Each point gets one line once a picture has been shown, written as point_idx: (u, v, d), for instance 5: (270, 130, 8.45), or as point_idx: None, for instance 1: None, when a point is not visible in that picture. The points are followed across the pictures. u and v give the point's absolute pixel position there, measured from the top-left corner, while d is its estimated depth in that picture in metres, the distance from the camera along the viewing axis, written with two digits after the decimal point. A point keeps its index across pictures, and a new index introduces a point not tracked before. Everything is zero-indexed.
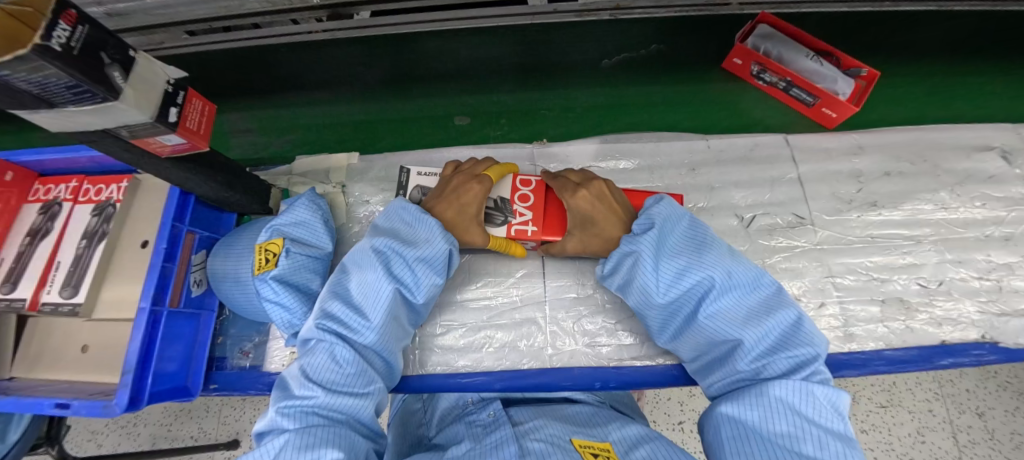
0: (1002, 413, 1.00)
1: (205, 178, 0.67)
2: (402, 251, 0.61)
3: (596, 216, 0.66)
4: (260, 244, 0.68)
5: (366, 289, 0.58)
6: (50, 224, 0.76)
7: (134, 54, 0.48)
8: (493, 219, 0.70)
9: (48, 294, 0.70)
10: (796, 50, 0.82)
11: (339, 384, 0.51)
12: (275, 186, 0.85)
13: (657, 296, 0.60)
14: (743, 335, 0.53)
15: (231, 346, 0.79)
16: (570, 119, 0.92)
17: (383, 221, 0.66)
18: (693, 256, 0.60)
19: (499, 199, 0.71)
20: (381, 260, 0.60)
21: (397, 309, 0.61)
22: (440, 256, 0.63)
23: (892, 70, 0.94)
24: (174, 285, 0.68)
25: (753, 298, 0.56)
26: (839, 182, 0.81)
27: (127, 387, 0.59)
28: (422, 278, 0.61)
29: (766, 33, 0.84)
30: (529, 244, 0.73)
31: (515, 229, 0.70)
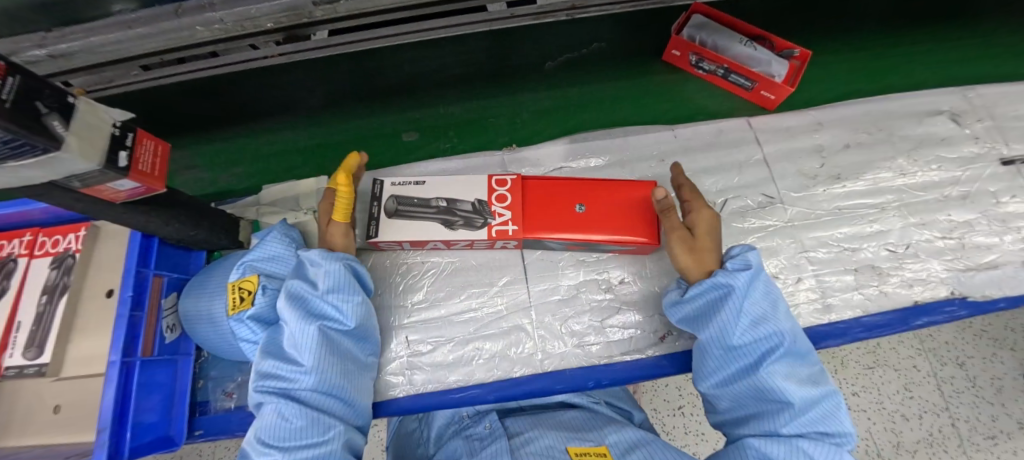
0: (980, 361, 1.04)
1: (167, 219, 0.65)
2: (308, 287, 0.59)
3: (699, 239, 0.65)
4: (232, 283, 0.66)
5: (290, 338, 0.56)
6: (6, 283, 0.72)
7: (74, 101, 0.46)
8: (473, 223, 0.68)
9: (10, 357, 0.67)
10: (730, 36, 0.86)
11: (293, 438, 0.49)
12: (243, 219, 0.82)
13: (733, 335, 0.56)
14: (796, 398, 0.51)
15: (213, 389, 0.76)
16: (519, 124, 0.93)
17: (293, 266, 0.63)
18: (769, 305, 0.58)
19: (477, 202, 0.68)
20: (295, 304, 0.58)
21: (334, 341, 0.58)
22: (343, 277, 0.61)
23: (841, 45, 0.98)
24: (146, 333, 0.66)
25: (805, 370, 0.55)
26: (803, 158, 0.83)
27: (105, 446, 0.56)
28: (341, 305, 0.59)
29: (698, 24, 0.88)
30: (511, 243, 0.71)
31: (496, 230, 0.68)
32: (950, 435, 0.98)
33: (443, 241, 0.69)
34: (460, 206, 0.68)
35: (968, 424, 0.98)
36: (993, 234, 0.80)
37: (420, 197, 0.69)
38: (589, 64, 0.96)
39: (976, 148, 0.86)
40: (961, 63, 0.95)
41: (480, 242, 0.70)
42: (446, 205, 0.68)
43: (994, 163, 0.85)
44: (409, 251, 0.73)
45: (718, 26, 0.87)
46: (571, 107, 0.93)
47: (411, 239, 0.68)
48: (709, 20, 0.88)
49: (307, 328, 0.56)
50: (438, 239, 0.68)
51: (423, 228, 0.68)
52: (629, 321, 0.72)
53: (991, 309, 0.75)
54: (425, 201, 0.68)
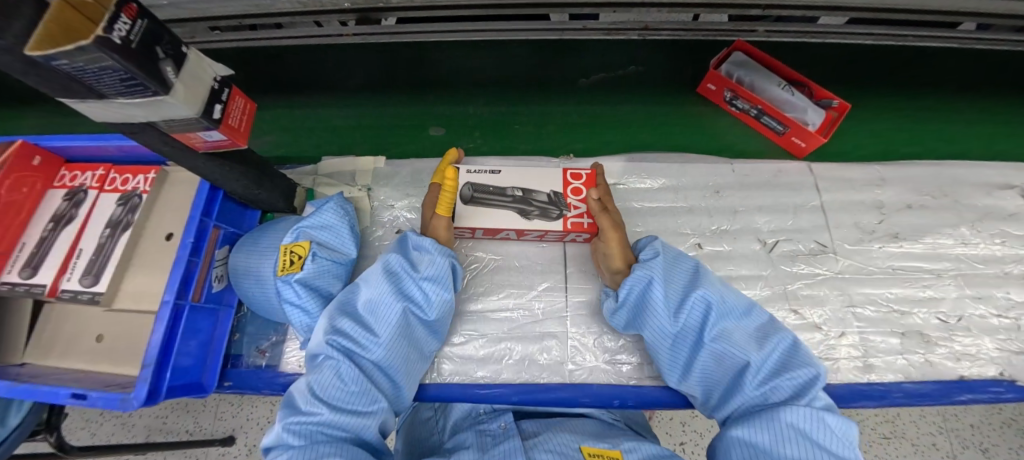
0: (1006, 451, 0.99)
1: (236, 174, 0.67)
2: (410, 270, 0.63)
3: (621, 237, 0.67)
4: (285, 245, 0.68)
5: (374, 306, 0.59)
6: (75, 211, 0.76)
7: (186, 50, 0.48)
8: (549, 214, 0.70)
9: (68, 281, 0.70)
10: (768, 78, 0.83)
11: (342, 402, 0.51)
12: (300, 185, 0.84)
13: (664, 323, 0.62)
14: (749, 357, 0.56)
15: (247, 344, 0.78)
16: (543, 134, 0.89)
17: (394, 242, 0.67)
18: (693, 280, 0.64)
19: (552, 194, 0.71)
20: (391, 280, 0.61)
21: (409, 327, 0.61)
22: (445, 271, 0.64)
23: (918, 103, 0.94)
24: (197, 280, 0.68)
25: (750, 323, 0.60)
26: (861, 212, 0.81)
27: (146, 381, 0.58)
28: (431, 294, 0.62)
29: (738, 61, 0.86)
30: (582, 237, 0.73)
31: (570, 222, 0.71)
32: None
33: (518, 230, 0.71)
34: (537, 197, 0.71)
35: None
36: None
37: (496, 186, 0.71)
38: (652, 85, 0.93)
39: None
40: None
41: (553, 234, 0.72)
42: (523, 195, 0.71)
43: None
44: (480, 237, 0.75)
45: (758, 65, 0.85)
46: (622, 128, 0.89)
47: (488, 226, 0.70)
48: (750, 59, 0.85)
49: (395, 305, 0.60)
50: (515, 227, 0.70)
51: (499, 216, 0.70)
52: None
53: None
54: (501, 190, 0.71)
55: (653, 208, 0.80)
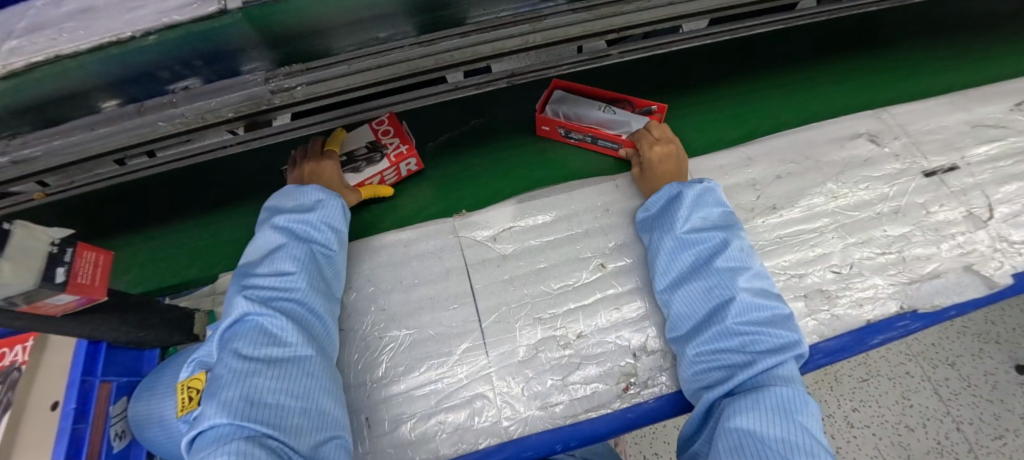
0: (969, 358, 1.05)
1: (114, 324, 0.64)
2: (304, 218, 0.70)
3: (657, 169, 0.80)
4: (181, 382, 0.65)
5: (283, 257, 0.65)
6: None
7: (9, 226, 0.47)
8: (373, 160, 0.84)
9: None
10: (589, 103, 0.88)
11: (275, 345, 0.56)
12: (199, 311, 0.81)
13: (680, 229, 0.70)
14: (742, 296, 0.61)
15: None
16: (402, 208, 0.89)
17: (283, 199, 0.73)
18: (718, 221, 0.71)
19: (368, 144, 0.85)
20: (288, 233, 0.69)
21: (318, 270, 0.68)
22: (336, 208, 0.74)
23: (764, 85, 1.05)
24: (90, 446, 0.63)
25: (762, 284, 0.65)
26: (739, 193, 0.87)
27: None
28: (328, 238, 0.71)
29: (558, 98, 0.91)
30: (412, 162, 0.87)
31: (394, 156, 0.85)
32: (957, 441, 0.96)
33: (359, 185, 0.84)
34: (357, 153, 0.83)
35: (973, 426, 0.97)
36: (929, 244, 0.84)
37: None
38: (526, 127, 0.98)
39: (898, 164, 0.92)
40: (871, 88, 1.03)
41: (389, 172, 0.86)
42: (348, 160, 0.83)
43: (917, 176, 0.91)
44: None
45: (577, 97, 0.90)
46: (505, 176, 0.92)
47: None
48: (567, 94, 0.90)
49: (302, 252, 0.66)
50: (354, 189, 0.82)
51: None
52: (590, 374, 0.71)
53: (940, 319, 0.78)
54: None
55: (553, 241, 0.82)
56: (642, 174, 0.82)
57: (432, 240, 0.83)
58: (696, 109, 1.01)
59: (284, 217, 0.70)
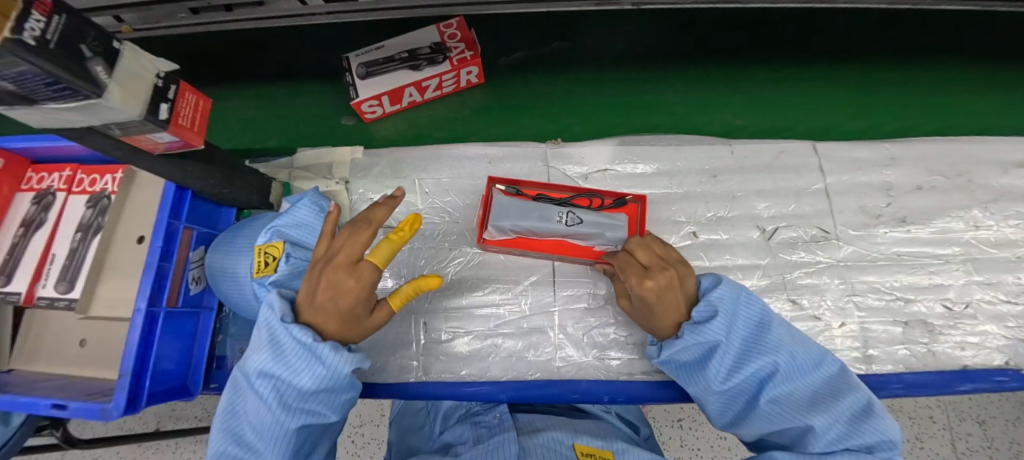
0: (1002, 423, 0.96)
1: (203, 174, 0.64)
2: (293, 383, 0.49)
3: (657, 310, 0.54)
4: (259, 246, 0.65)
5: (261, 427, 0.48)
6: (44, 216, 0.73)
7: (119, 46, 0.43)
8: (435, 61, 0.86)
9: (44, 288, 0.69)
10: (544, 213, 0.65)
11: None
12: (275, 181, 0.80)
13: (716, 383, 0.51)
14: (811, 421, 0.47)
15: (231, 345, 0.77)
16: (454, 123, 0.91)
17: (272, 318, 0.51)
18: (754, 340, 0.52)
19: (432, 45, 0.86)
20: (272, 391, 0.49)
21: (308, 437, 0.51)
22: (342, 380, 0.50)
23: (901, 76, 0.91)
24: (172, 283, 0.66)
25: (813, 378, 0.50)
26: (867, 195, 0.77)
27: (124, 390, 0.57)
28: (331, 401, 0.52)
29: (502, 203, 0.66)
30: (472, 71, 0.89)
31: (456, 60, 0.86)
32: None
33: (416, 84, 0.86)
34: (421, 51, 0.85)
35: None
36: None
37: (382, 57, 0.86)
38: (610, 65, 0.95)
39: None
40: None
41: (446, 77, 0.87)
42: (410, 55, 0.86)
43: None
44: (391, 110, 0.90)
45: (522, 204, 0.66)
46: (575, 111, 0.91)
47: (390, 89, 0.85)
48: (507, 198, 0.67)
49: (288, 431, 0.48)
50: (412, 81, 0.85)
51: (398, 76, 0.86)
52: None
53: None
54: (388, 58, 0.86)
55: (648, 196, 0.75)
56: (633, 308, 0.58)
57: (518, 163, 0.77)
58: (806, 88, 0.91)
59: (266, 370, 0.49)
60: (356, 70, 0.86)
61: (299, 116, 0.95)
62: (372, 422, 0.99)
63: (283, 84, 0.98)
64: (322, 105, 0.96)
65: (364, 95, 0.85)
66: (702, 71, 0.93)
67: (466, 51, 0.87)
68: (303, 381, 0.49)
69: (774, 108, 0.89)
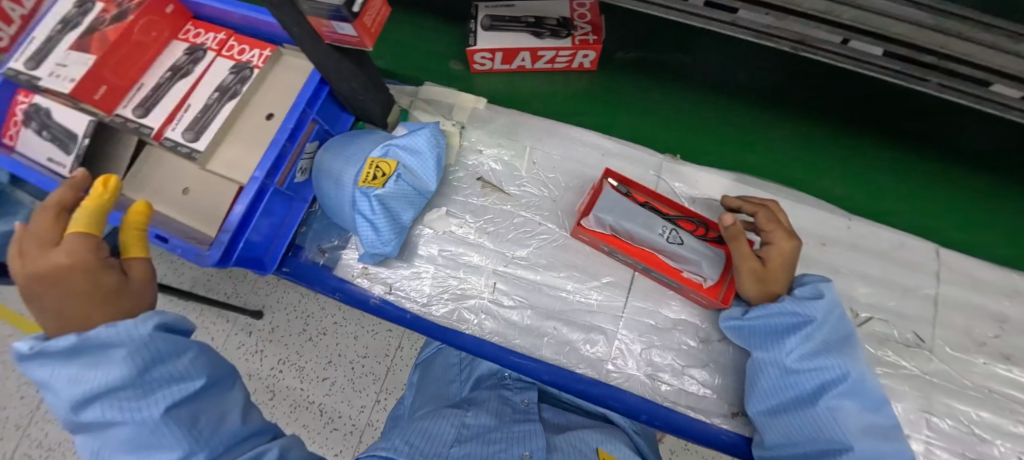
0: None
1: (348, 76, 0.66)
2: (104, 388, 0.35)
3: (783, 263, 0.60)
4: (372, 158, 0.67)
5: (135, 444, 0.36)
6: (191, 67, 0.79)
7: None
8: (558, 34, 0.86)
9: (172, 132, 0.74)
10: (647, 222, 0.64)
11: None
12: (396, 104, 0.81)
13: (789, 357, 0.55)
14: (855, 441, 0.48)
15: (310, 239, 0.79)
16: (555, 102, 0.90)
17: (38, 375, 0.36)
18: (838, 346, 0.56)
19: (560, 19, 0.87)
20: (102, 416, 0.36)
21: (197, 414, 0.39)
22: (148, 337, 0.38)
23: None
24: (286, 165, 0.70)
25: (874, 415, 0.52)
26: (979, 319, 0.71)
27: (222, 245, 0.62)
28: (179, 366, 0.39)
29: (611, 197, 0.66)
30: (590, 56, 0.88)
31: (578, 39, 0.86)
32: None
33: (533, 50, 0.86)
34: (548, 21, 0.86)
35: None
36: None
37: (510, 17, 0.88)
38: (731, 95, 0.90)
39: None
40: None
41: (563, 54, 0.87)
42: (534, 22, 0.86)
43: None
44: (499, 68, 0.91)
45: (630, 205, 0.65)
46: (679, 131, 0.87)
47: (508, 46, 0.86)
48: (616, 196, 0.66)
49: (153, 420, 0.36)
50: (529, 46, 0.85)
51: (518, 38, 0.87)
52: (712, 380, 0.67)
53: None
54: (515, 19, 0.87)
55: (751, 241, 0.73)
56: (775, 257, 0.60)
57: (631, 165, 0.77)
58: (937, 189, 0.82)
59: (76, 399, 0.36)
60: (482, 21, 0.88)
61: (422, 49, 0.98)
62: (377, 357, 1.02)
63: (425, 17, 1.00)
64: (454, 48, 0.97)
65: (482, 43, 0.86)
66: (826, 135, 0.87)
67: (593, 33, 0.87)
68: (115, 376, 0.35)
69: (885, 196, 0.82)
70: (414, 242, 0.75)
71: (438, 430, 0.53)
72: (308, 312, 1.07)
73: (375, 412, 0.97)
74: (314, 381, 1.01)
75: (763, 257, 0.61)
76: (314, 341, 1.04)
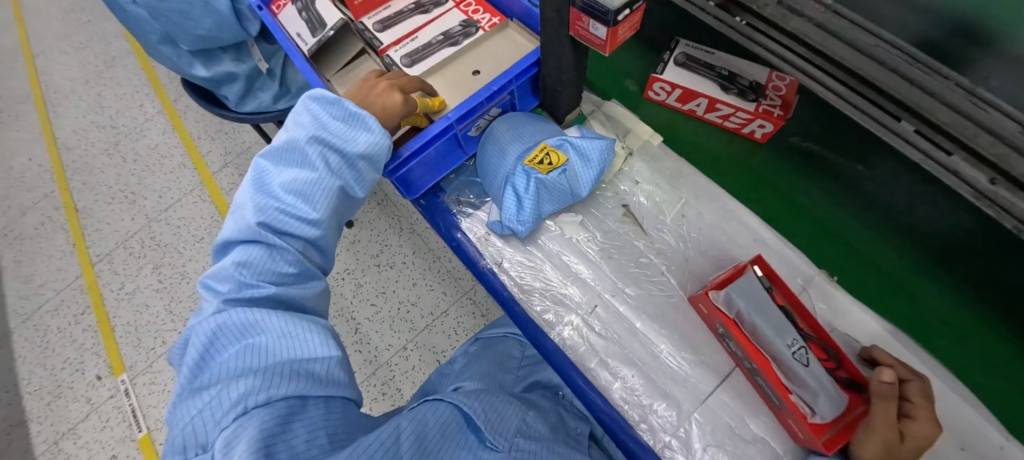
0: None
1: (563, 67, 0.71)
2: (341, 148, 0.51)
3: (918, 444, 0.53)
4: (546, 145, 0.72)
5: (307, 185, 0.48)
6: (431, 8, 0.90)
7: None
8: (745, 96, 0.77)
9: (395, 52, 0.85)
10: (782, 327, 0.59)
11: (283, 281, 0.46)
12: (579, 107, 0.85)
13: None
14: None
15: (452, 188, 0.85)
16: (724, 167, 0.82)
17: (320, 108, 0.53)
18: None
19: (752, 82, 0.78)
20: (313, 154, 0.50)
21: (338, 204, 0.53)
22: (384, 151, 0.55)
23: None
24: (473, 118, 0.76)
25: None
26: None
27: (397, 160, 0.69)
28: (363, 175, 0.54)
29: (751, 285, 0.62)
30: (767, 127, 0.78)
31: (762, 108, 0.77)
32: None
33: (709, 101, 0.79)
34: (741, 79, 0.77)
35: None
36: None
37: (705, 61, 0.81)
38: (920, 241, 0.72)
39: None
40: None
41: (740, 116, 0.79)
42: (727, 76, 0.79)
43: None
44: (671, 103, 0.86)
45: (771, 302, 0.60)
46: (835, 252, 0.74)
47: (688, 88, 0.80)
48: (758, 288, 0.61)
49: (333, 186, 0.50)
50: (710, 96, 0.78)
51: (703, 85, 0.80)
52: None
53: None
54: (710, 65, 0.80)
55: None
56: (915, 433, 0.53)
57: (778, 263, 0.73)
58: None
59: (315, 136, 0.51)
60: (676, 54, 0.82)
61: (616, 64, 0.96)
62: (422, 310, 1.08)
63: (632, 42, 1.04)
64: None
65: (662, 76, 0.81)
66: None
67: (785, 109, 0.77)
68: (349, 147, 0.52)
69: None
70: (541, 233, 0.78)
71: (507, 416, 0.53)
72: (386, 242, 1.17)
73: (397, 356, 1.04)
74: (363, 302, 1.11)
75: (902, 432, 0.54)
76: (379, 268, 1.14)
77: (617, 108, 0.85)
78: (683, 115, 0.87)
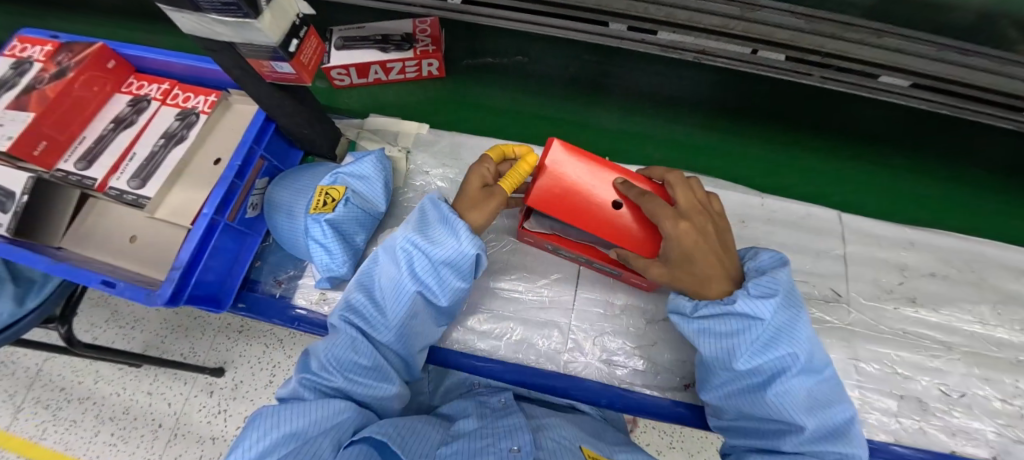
0: None
1: (293, 113, 0.70)
2: (426, 250, 0.57)
3: (696, 257, 0.50)
4: (321, 187, 0.71)
5: (398, 284, 0.57)
6: (135, 117, 0.81)
7: None
8: (402, 48, 0.86)
9: (117, 180, 0.75)
10: None
11: (358, 373, 0.52)
12: (343, 136, 0.87)
13: (739, 359, 0.47)
14: (806, 422, 0.44)
15: (266, 273, 0.81)
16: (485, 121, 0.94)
17: (433, 210, 0.59)
18: (791, 325, 0.48)
19: (404, 35, 0.86)
20: (406, 255, 0.57)
21: (418, 309, 0.59)
22: (466, 259, 0.57)
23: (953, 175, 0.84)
24: (236, 201, 0.71)
25: (819, 383, 0.48)
26: (882, 269, 0.80)
27: (172, 282, 0.61)
28: (445, 282, 0.58)
29: None
30: (433, 64, 0.89)
31: (419, 51, 0.86)
32: None
33: (380, 65, 0.87)
34: (392, 36, 0.86)
35: None
36: None
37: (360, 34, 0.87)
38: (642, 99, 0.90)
39: None
40: None
41: (410, 65, 0.88)
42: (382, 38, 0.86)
43: None
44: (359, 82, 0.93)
45: None
46: None
47: (357, 64, 0.87)
48: None
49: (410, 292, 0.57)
50: (377, 61, 0.86)
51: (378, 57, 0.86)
52: (662, 357, 0.70)
53: None
54: (365, 36, 0.86)
55: None
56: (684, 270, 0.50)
57: None
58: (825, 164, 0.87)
59: (412, 233, 0.57)
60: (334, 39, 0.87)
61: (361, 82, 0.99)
62: None
63: None
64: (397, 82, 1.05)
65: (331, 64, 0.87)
66: (728, 124, 0.88)
67: (432, 43, 0.86)
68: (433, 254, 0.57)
69: (777, 173, 0.88)
70: None
71: (423, 430, 0.51)
72: None
73: None
74: None
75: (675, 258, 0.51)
76: None
77: (377, 119, 0.92)
78: (378, 85, 0.95)
